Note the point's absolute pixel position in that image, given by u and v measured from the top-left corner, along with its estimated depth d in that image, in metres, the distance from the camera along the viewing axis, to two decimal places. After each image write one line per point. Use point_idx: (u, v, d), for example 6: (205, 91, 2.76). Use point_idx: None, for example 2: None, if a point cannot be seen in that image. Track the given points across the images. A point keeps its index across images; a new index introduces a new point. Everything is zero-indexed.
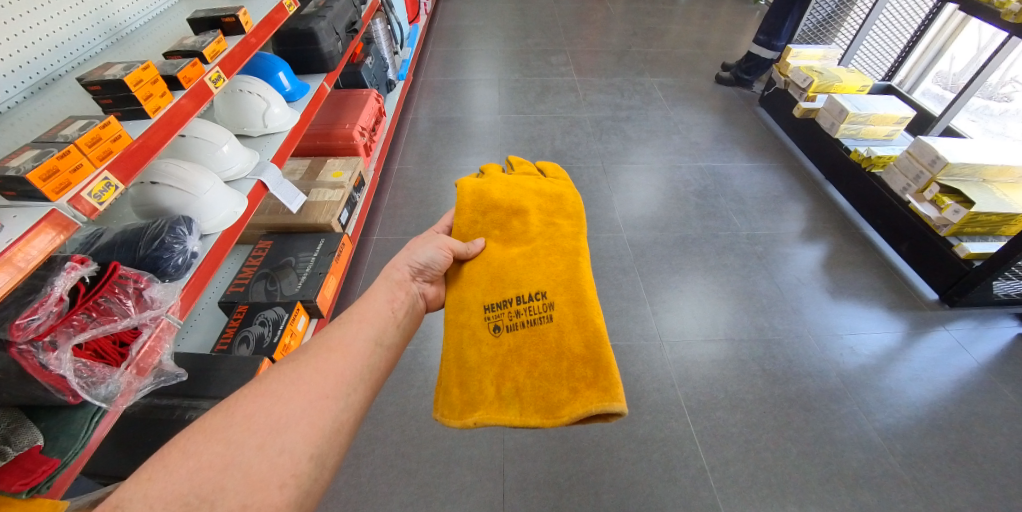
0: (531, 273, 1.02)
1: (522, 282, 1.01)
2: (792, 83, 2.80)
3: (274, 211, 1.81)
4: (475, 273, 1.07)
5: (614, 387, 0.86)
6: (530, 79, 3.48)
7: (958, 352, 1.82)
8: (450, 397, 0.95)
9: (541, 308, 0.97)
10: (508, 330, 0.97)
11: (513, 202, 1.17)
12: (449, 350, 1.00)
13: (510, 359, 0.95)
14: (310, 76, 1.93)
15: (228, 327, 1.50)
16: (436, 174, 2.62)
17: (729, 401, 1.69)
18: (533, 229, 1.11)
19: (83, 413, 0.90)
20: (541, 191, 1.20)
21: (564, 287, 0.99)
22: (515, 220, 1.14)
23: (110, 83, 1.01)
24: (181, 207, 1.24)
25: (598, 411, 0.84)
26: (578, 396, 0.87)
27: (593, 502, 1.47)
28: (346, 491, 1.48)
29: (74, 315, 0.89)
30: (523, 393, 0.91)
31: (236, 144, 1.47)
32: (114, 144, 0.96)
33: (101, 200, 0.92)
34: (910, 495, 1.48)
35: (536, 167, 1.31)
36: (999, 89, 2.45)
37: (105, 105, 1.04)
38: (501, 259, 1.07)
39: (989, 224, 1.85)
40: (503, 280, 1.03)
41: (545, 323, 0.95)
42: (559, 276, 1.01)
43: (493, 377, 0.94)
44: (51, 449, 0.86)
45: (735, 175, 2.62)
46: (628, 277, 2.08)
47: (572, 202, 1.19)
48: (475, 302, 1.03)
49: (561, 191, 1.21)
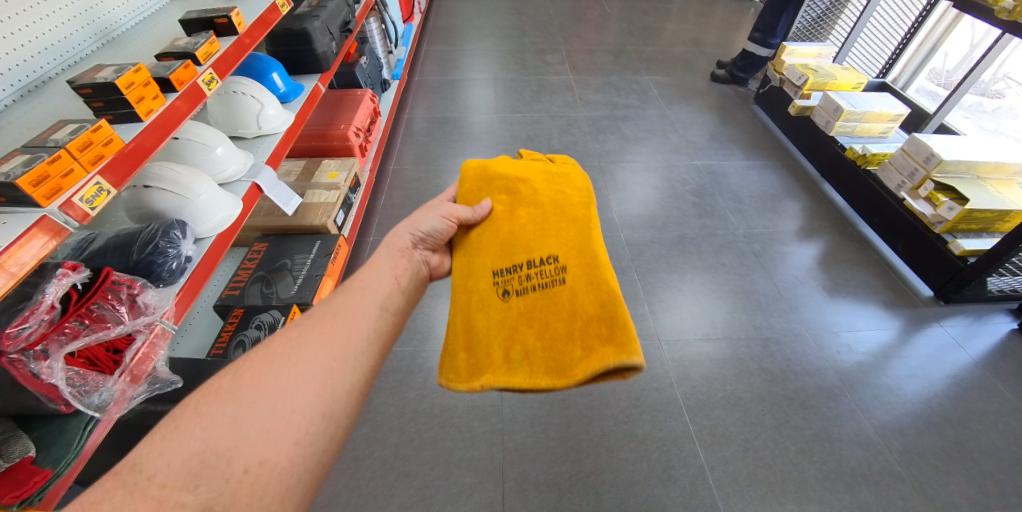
0: (542, 239, 0.99)
1: (533, 248, 0.98)
2: (787, 81, 2.81)
3: (269, 212, 1.81)
4: (483, 239, 1.03)
5: (630, 341, 0.86)
6: (526, 78, 3.47)
7: (953, 348, 1.84)
8: (456, 360, 0.93)
9: (553, 272, 0.96)
10: (519, 294, 0.95)
11: (522, 173, 1.11)
12: (456, 314, 0.97)
13: (520, 321, 0.93)
14: (305, 77, 1.91)
15: (224, 331, 1.48)
16: (433, 174, 2.60)
17: (728, 399, 1.70)
18: (543, 197, 1.06)
19: (77, 421, 0.89)
20: (550, 166, 1.15)
21: (576, 252, 0.97)
22: (523, 188, 1.08)
23: (103, 85, 1.00)
24: (175, 211, 1.22)
25: (615, 365, 0.84)
26: (593, 353, 0.87)
27: (594, 504, 1.47)
28: (346, 494, 1.47)
29: (66, 323, 0.88)
30: (534, 354, 0.90)
31: (230, 146, 1.45)
32: (106, 148, 0.94)
33: (93, 205, 0.91)
34: (907, 491, 1.49)
35: (544, 153, 1.23)
36: (991, 85, 2.48)
37: (96, 108, 1.03)
38: (511, 224, 1.02)
39: (983, 221, 1.86)
40: (513, 245, 1.00)
41: (557, 287, 0.95)
42: (572, 242, 0.98)
43: (503, 339, 0.93)
44: (43, 459, 0.84)
45: (732, 174, 2.63)
46: (626, 276, 2.08)
47: (580, 177, 1.13)
48: (484, 267, 0.99)
49: (569, 168, 1.15)
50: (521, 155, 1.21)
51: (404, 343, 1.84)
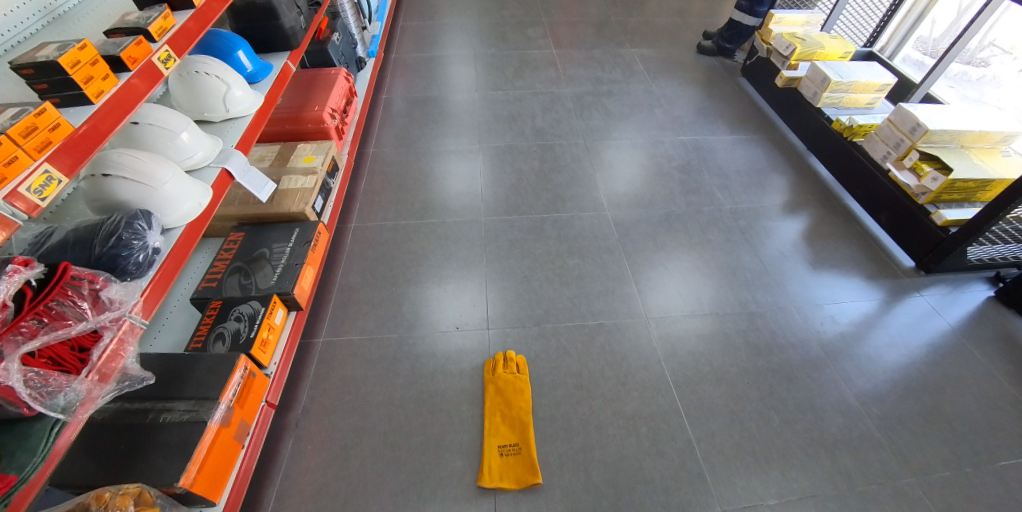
0: (521, 394, 1.63)
1: (512, 426, 1.57)
2: (774, 51, 2.77)
3: (245, 201, 1.73)
4: (498, 371, 1.69)
5: (535, 469, 1.48)
6: (507, 53, 3.37)
7: (932, 316, 1.88)
8: (486, 468, 1.48)
9: (515, 440, 1.55)
10: (503, 442, 1.54)
11: (507, 396, 1.62)
12: (485, 424, 1.58)
13: (502, 455, 1.51)
14: (273, 55, 1.81)
15: (202, 324, 1.43)
16: (414, 156, 2.53)
17: (715, 374, 1.72)
18: (520, 384, 1.65)
19: (41, 425, 0.85)
20: (517, 403, 1.61)
21: (527, 409, 1.61)
22: (514, 374, 1.68)
23: (45, 65, 0.94)
24: (140, 201, 1.15)
25: (531, 484, 1.45)
26: (525, 476, 1.47)
27: (584, 481, 1.48)
28: (335, 483, 1.46)
29: (22, 321, 0.82)
30: (508, 467, 1.49)
31: (196, 130, 1.38)
32: (53, 133, 0.88)
33: (43, 196, 0.86)
34: (885, 455, 1.54)
35: (514, 365, 1.70)
36: (977, 53, 2.47)
37: (41, 91, 0.97)
38: (507, 382, 1.66)
39: (965, 191, 1.88)
40: (507, 415, 1.59)
41: (519, 437, 1.55)
42: (523, 428, 1.57)
43: (496, 451, 1.52)
44: (7, 466, 0.81)
45: (718, 149, 2.61)
46: (613, 256, 2.07)
47: (526, 394, 1.64)
48: (491, 439, 1.54)
49: (523, 385, 1.65)
50: (503, 376, 1.67)
51: (390, 330, 1.82)
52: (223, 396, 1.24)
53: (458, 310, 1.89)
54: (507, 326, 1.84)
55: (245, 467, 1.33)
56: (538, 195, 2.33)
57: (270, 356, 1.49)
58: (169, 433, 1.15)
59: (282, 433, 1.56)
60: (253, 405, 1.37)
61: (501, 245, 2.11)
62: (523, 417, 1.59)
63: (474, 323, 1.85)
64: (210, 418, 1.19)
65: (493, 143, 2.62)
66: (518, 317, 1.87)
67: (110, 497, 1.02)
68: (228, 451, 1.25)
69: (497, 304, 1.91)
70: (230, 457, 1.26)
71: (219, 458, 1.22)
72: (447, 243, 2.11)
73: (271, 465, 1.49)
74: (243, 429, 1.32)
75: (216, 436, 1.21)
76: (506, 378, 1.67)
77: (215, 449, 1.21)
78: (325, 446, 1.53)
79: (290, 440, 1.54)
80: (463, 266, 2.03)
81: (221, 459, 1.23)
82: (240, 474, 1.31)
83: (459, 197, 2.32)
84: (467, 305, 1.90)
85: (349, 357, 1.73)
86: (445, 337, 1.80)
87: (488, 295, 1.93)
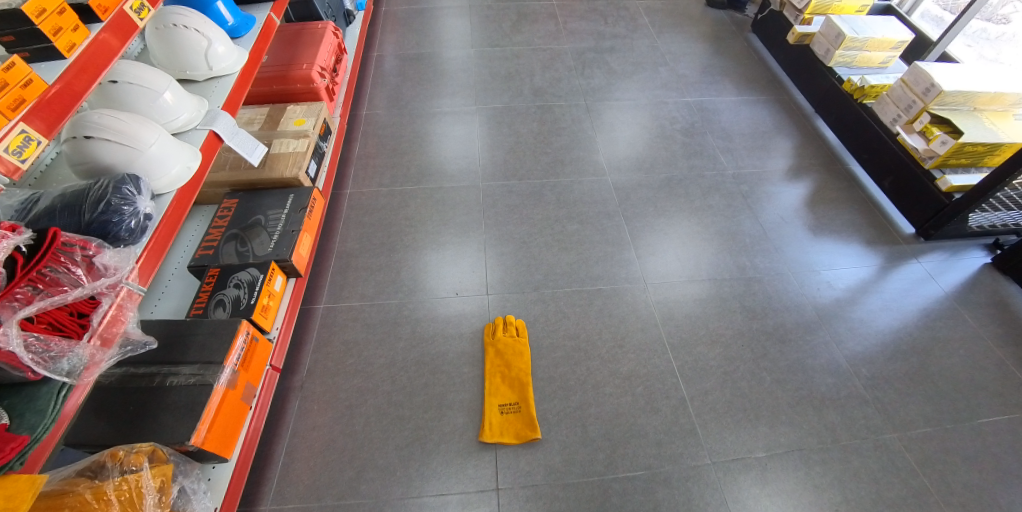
0: (519, 358, 1.66)
1: (513, 388, 1.61)
2: (787, 4, 2.62)
3: (236, 167, 1.69)
4: (499, 338, 1.71)
5: (534, 427, 1.53)
6: (504, 5, 3.19)
7: (926, 281, 1.89)
8: (489, 428, 1.53)
9: (515, 403, 1.58)
10: (502, 403, 1.58)
11: (507, 360, 1.65)
12: (488, 388, 1.61)
13: (502, 415, 1.55)
14: (255, 8, 1.71)
15: (201, 291, 1.42)
16: (409, 118, 2.45)
17: (710, 337, 1.75)
18: (519, 346, 1.69)
19: (47, 389, 0.86)
20: (517, 365, 1.64)
21: (525, 372, 1.64)
22: (514, 338, 1.70)
23: (7, 14, 0.87)
24: (124, 164, 1.11)
25: (529, 439, 1.51)
26: (523, 434, 1.52)
27: (580, 435, 1.53)
28: (342, 439, 1.52)
29: (17, 288, 0.80)
30: (510, 425, 1.54)
31: (179, 90, 1.31)
32: (25, 90, 0.84)
33: (23, 157, 0.83)
34: (870, 412, 1.59)
35: (514, 330, 1.73)
36: (999, 10, 2.31)
37: (7, 43, 0.91)
38: (506, 346, 1.68)
39: (974, 155, 1.83)
40: (508, 376, 1.63)
41: (519, 399, 1.59)
42: (520, 390, 1.61)
43: (497, 412, 1.56)
44: (18, 426, 0.82)
45: (723, 110, 2.53)
46: (613, 221, 2.05)
47: (525, 357, 1.67)
48: (493, 401, 1.58)
49: (522, 349, 1.68)
50: (504, 339, 1.70)
51: (390, 296, 1.82)
52: (227, 360, 1.26)
53: (457, 275, 1.89)
54: (505, 292, 1.85)
55: (254, 426, 1.38)
56: (536, 159, 2.28)
57: (272, 321, 1.50)
58: (176, 395, 1.18)
59: (288, 394, 1.60)
60: (258, 368, 1.39)
61: (499, 211, 2.08)
62: (523, 378, 1.63)
63: (473, 289, 1.86)
64: (215, 382, 1.21)
65: (490, 104, 2.53)
66: (517, 282, 1.87)
67: (125, 455, 1.06)
68: (235, 412, 1.28)
69: (494, 270, 1.91)
70: (238, 417, 1.30)
71: (227, 418, 1.25)
72: (444, 209, 2.08)
73: (278, 424, 1.54)
74: (249, 391, 1.35)
75: (223, 398, 1.23)
76: (504, 340, 1.70)
77: (223, 410, 1.23)
78: (330, 406, 1.58)
79: (296, 400, 1.59)
80: (461, 232, 2.01)
81: (228, 419, 1.26)
82: (250, 431, 1.36)
83: (456, 161, 2.26)
84: (466, 270, 1.90)
85: (349, 322, 1.76)
86: (444, 303, 1.82)
87: (487, 261, 1.93)
